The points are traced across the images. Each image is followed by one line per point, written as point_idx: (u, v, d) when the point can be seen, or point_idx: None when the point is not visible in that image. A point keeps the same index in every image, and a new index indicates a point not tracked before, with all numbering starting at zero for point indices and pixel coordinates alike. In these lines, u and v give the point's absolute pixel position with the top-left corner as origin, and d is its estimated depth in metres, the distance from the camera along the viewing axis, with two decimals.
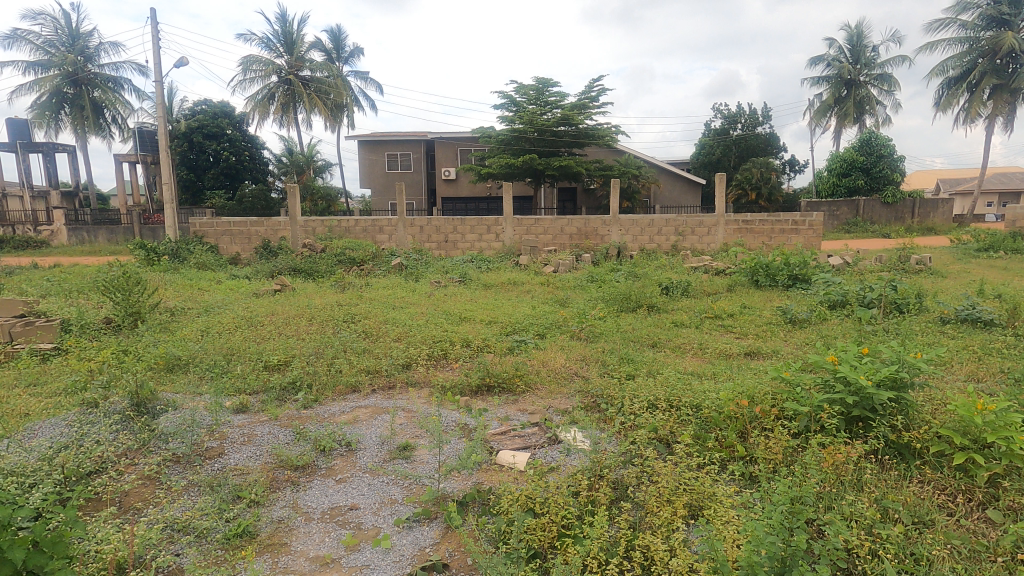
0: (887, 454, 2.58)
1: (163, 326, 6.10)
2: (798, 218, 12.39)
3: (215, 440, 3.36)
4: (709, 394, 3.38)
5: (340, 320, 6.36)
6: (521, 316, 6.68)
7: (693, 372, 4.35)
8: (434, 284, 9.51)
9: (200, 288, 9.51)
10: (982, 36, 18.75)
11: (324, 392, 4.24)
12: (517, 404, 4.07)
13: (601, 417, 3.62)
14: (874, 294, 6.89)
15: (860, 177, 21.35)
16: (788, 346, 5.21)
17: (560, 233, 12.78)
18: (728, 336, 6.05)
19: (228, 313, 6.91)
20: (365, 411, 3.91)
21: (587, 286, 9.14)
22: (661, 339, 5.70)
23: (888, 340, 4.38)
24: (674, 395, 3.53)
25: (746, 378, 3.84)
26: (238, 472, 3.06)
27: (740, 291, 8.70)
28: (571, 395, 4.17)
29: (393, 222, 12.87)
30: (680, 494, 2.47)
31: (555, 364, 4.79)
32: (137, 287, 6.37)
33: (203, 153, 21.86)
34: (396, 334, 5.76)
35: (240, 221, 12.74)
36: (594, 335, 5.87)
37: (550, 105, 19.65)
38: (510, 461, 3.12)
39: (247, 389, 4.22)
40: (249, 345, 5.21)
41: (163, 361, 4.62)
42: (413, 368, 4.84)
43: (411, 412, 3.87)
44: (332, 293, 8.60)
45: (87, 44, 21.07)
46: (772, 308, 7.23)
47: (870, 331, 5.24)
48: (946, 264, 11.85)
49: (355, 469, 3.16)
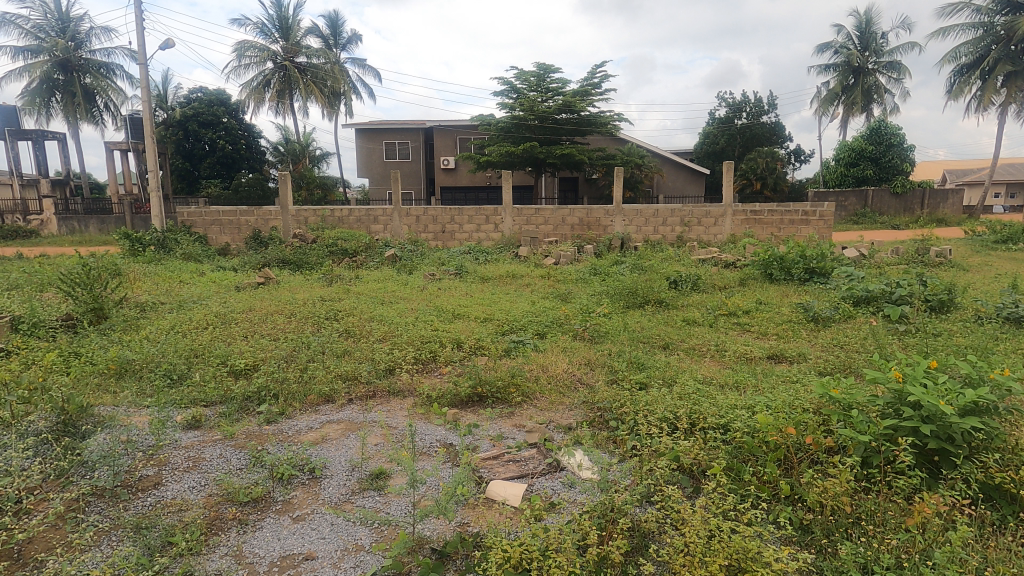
0: (977, 502, 2.06)
1: (128, 324, 5.56)
2: (808, 209, 11.82)
3: (152, 467, 2.83)
4: (740, 411, 2.90)
5: (322, 318, 5.79)
6: (520, 312, 6.15)
7: (712, 381, 3.89)
8: (428, 277, 8.98)
9: (181, 280, 8.98)
10: (997, 21, 18.17)
11: (294, 403, 3.73)
12: (513, 419, 3.54)
13: (610, 438, 3.09)
14: (903, 291, 6.33)
15: (869, 168, 20.85)
16: (817, 352, 4.71)
17: (562, 224, 12.21)
18: (747, 336, 5.52)
19: (201, 308, 6.36)
20: (336, 427, 3.38)
21: (589, 279, 8.65)
22: (672, 339, 5.17)
23: (934, 351, 3.83)
24: (694, 410, 3.05)
25: (782, 390, 3.36)
26: (173, 509, 2.54)
27: (754, 285, 8.17)
28: (574, 406, 3.67)
29: (388, 211, 12.26)
30: (716, 551, 1.94)
31: (557, 369, 4.27)
32: (102, 280, 5.85)
33: (200, 142, 21.23)
34: (380, 333, 5.22)
35: (229, 210, 12.14)
36: (599, 335, 5.32)
37: (552, 91, 18.96)
38: (504, 495, 2.61)
39: (204, 400, 3.69)
40: (215, 345, 4.68)
41: (115, 365, 4.13)
42: (397, 373, 4.31)
43: (389, 428, 3.36)
44: (319, 286, 8.09)
45: (78, 29, 20.33)
46: (791, 305, 6.70)
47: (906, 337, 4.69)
48: (965, 257, 11.32)
49: (317, 505, 2.63)
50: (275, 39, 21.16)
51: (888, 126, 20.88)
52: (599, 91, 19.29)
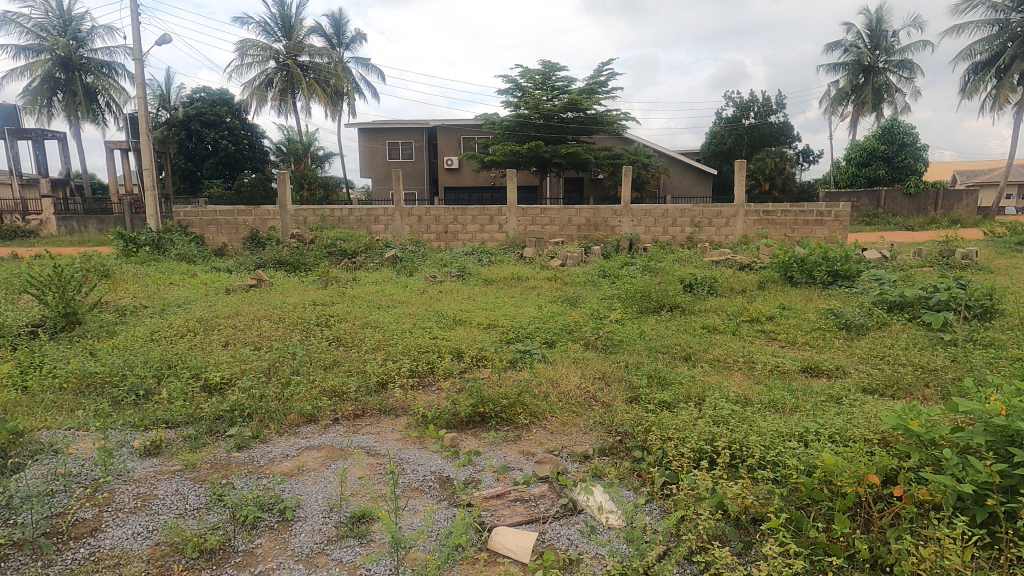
0: None
1: (101, 331, 5.12)
2: (823, 209, 11.28)
3: (91, 508, 2.38)
4: (790, 443, 2.46)
5: (312, 324, 5.33)
6: (526, 318, 5.68)
7: (743, 401, 3.44)
8: (428, 279, 8.54)
9: (171, 282, 8.59)
10: (1014, 18, 17.58)
11: (270, 424, 3.28)
12: (519, 445, 3.08)
13: (634, 471, 2.65)
14: (942, 296, 5.81)
15: (882, 168, 20.31)
16: (857, 366, 4.24)
17: (568, 224, 11.74)
18: (773, 346, 5.05)
19: (184, 314, 5.91)
20: (315, 455, 2.93)
21: (599, 282, 8.18)
22: (694, 349, 4.71)
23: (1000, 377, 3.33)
24: (734, 438, 2.59)
25: (832, 415, 2.91)
26: (109, 564, 2.08)
27: (773, 288, 7.68)
28: (590, 430, 3.20)
29: (389, 211, 11.83)
30: None
31: (569, 386, 3.79)
32: (75, 284, 5.42)
33: (202, 142, 20.88)
34: (373, 341, 4.75)
35: (226, 210, 11.73)
36: (613, 344, 4.85)
37: (557, 90, 18.51)
38: (510, 549, 2.15)
39: (168, 421, 3.24)
40: (191, 355, 4.25)
41: (76, 379, 3.72)
42: (390, 389, 3.85)
43: (378, 458, 2.92)
44: (314, 289, 7.65)
45: (80, 28, 19.97)
46: (818, 311, 6.23)
47: (957, 360, 4.20)
48: (990, 259, 10.81)
49: (284, 558, 2.16)
50: (277, 38, 20.78)
51: (901, 125, 20.31)
52: (605, 89, 18.82)
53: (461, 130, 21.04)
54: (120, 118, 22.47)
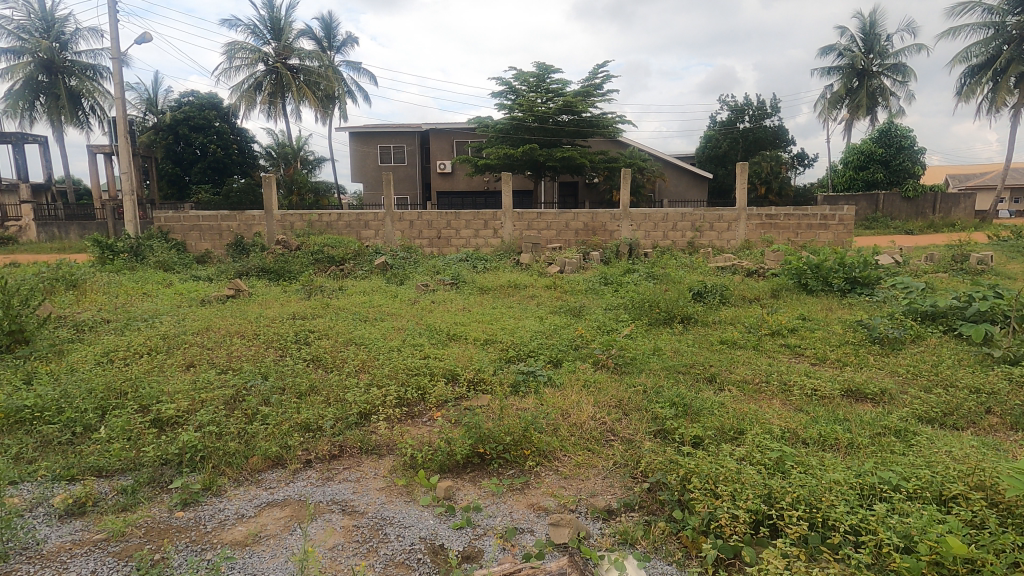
0: None
1: (53, 353, 4.52)
2: (828, 213, 10.83)
3: None
4: (876, 507, 1.95)
5: (289, 342, 4.78)
6: (527, 333, 5.14)
7: (789, 437, 2.90)
8: (420, 287, 7.99)
9: (144, 292, 7.99)
10: (1010, 21, 17.25)
11: (226, 471, 2.73)
12: (527, 497, 2.54)
13: (675, 540, 2.12)
14: (978, 305, 5.31)
15: (880, 171, 19.98)
16: (904, 389, 3.73)
17: (566, 229, 11.24)
18: (802, 364, 4.55)
19: (152, 329, 5.35)
20: (278, 516, 2.38)
21: (600, 290, 7.69)
22: (717, 369, 4.19)
23: None
24: (800, 495, 2.08)
25: (909, 462, 2.39)
26: None
27: (787, 296, 7.21)
28: (611, 475, 2.67)
29: (379, 216, 11.28)
30: None
31: (581, 416, 3.26)
32: (25, 298, 4.82)
33: (190, 146, 20.26)
34: (356, 362, 4.20)
35: (210, 215, 11.15)
36: (625, 363, 4.33)
37: (552, 92, 18.04)
38: None
39: (102, 469, 2.70)
40: (146, 381, 3.67)
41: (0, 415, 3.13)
42: (373, 422, 3.29)
43: (355, 519, 2.37)
44: (297, 300, 7.08)
45: (62, 30, 19.30)
46: (843, 322, 5.72)
47: (1010, 385, 3.70)
48: (1001, 263, 10.38)
49: None
50: (265, 40, 20.19)
51: (899, 127, 20.00)
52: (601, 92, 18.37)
53: (455, 133, 20.53)
54: (104, 121, 21.79)
